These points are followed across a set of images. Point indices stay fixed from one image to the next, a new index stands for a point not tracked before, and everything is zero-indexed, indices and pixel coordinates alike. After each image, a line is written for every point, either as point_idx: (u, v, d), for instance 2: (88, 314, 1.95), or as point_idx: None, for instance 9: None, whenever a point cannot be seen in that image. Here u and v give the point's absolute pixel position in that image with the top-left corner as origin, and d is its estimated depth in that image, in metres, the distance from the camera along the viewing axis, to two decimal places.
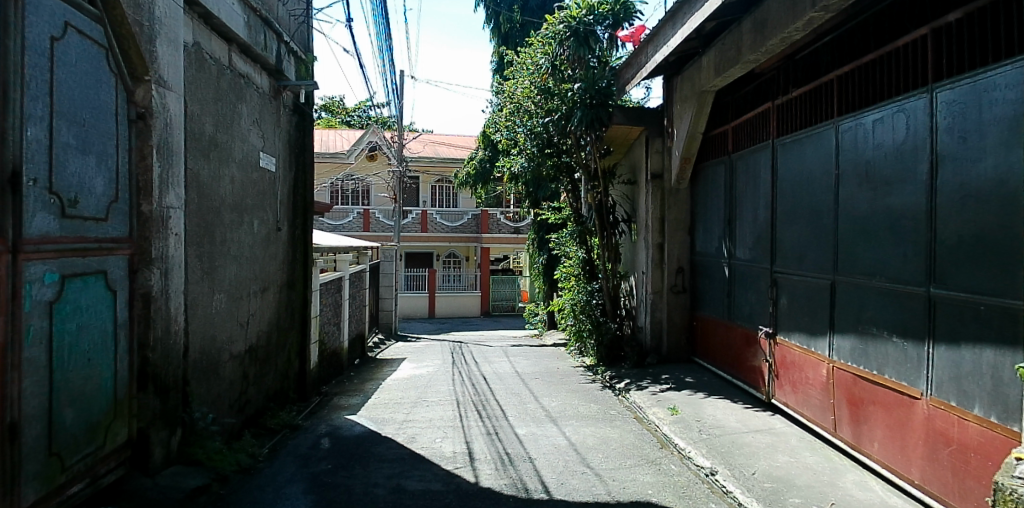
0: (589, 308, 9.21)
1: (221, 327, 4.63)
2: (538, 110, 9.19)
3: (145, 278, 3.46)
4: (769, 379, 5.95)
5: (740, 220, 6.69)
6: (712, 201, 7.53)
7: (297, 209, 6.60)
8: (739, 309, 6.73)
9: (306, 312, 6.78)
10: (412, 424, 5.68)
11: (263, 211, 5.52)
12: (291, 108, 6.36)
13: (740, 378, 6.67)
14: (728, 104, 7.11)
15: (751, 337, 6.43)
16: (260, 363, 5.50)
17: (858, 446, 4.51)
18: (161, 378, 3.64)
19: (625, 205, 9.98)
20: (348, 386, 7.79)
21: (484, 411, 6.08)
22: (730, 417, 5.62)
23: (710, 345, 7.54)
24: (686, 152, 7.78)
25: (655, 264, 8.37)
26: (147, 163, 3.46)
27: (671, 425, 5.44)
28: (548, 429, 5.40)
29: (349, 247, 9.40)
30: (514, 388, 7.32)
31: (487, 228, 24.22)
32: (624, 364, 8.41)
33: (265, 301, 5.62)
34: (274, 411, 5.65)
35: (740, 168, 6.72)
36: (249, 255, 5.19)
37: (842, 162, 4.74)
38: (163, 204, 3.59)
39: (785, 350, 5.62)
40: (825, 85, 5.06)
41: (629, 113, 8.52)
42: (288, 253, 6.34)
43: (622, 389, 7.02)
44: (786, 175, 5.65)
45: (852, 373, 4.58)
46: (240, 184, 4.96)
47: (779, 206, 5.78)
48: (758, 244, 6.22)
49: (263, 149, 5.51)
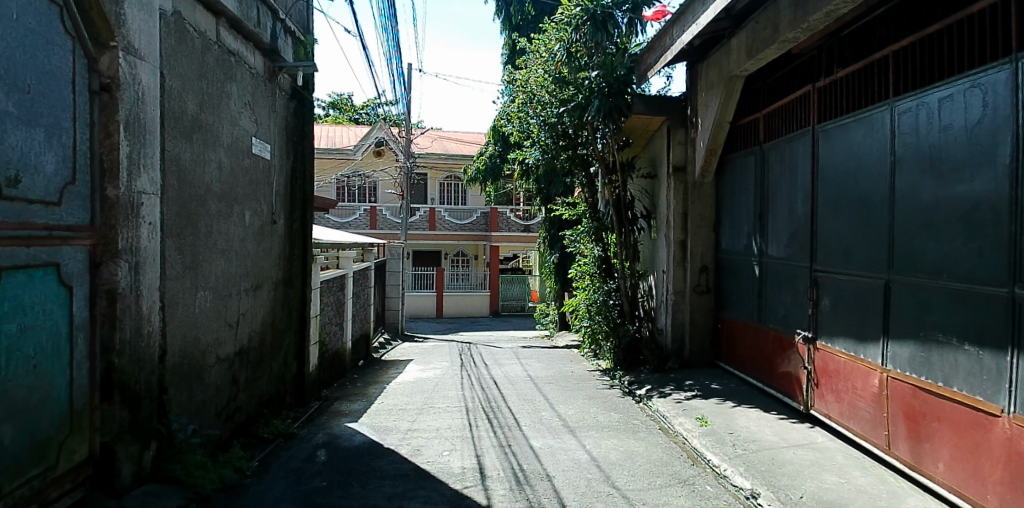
0: (605, 308, 8.78)
1: (206, 328, 4.19)
2: (552, 100, 8.79)
3: (112, 272, 3.02)
4: (807, 388, 5.43)
5: (773, 215, 6.18)
6: (740, 194, 7.01)
7: (296, 201, 6.17)
8: (772, 311, 6.22)
9: (304, 311, 6.33)
10: (417, 434, 5.21)
11: (256, 202, 5.08)
12: (289, 92, 5.93)
13: (773, 386, 6.15)
14: (761, 90, 6.59)
15: (785, 341, 5.91)
16: (252, 366, 5.06)
17: (918, 467, 3.97)
18: (131, 385, 3.19)
19: (644, 200, 9.46)
20: (351, 389, 7.35)
21: (496, 419, 5.61)
22: (766, 430, 5.12)
23: (738, 349, 7.02)
24: (713, 143, 7.26)
25: (677, 262, 7.87)
26: (113, 142, 3.01)
27: (702, 438, 4.95)
28: (566, 441, 4.91)
29: (353, 243, 8.96)
30: (527, 394, 6.84)
31: (496, 226, 23.79)
32: (643, 368, 7.92)
33: (258, 299, 5.17)
34: (267, 419, 5.20)
35: (774, 159, 6.20)
36: (239, 249, 4.75)
37: (900, 147, 4.22)
38: (132, 188, 3.15)
39: (828, 357, 5.08)
40: (878, 63, 4.53)
41: (650, 102, 8.00)
42: (285, 248, 5.90)
43: (643, 397, 6.53)
44: (829, 164, 5.13)
45: (910, 384, 4.03)
46: (229, 171, 4.52)
47: (820, 198, 5.26)
48: (795, 240, 5.70)
49: (256, 134, 5.06)
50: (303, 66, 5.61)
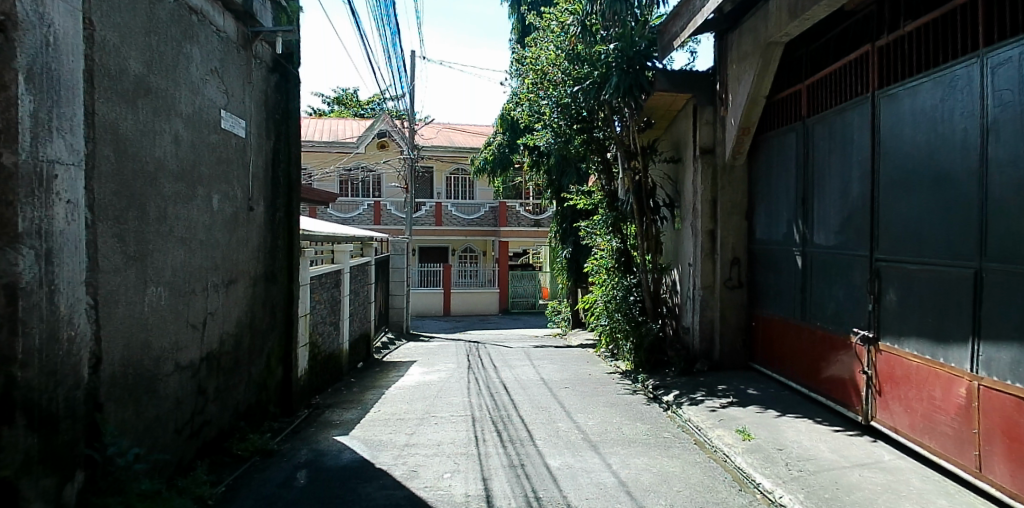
0: (625, 306, 8.02)
1: (161, 330, 3.51)
2: (564, 78, 8.00)
3: (10, 262, 2.33)
4: (868, 396, 4.68)
5: (822, 197, 5.42)
6: (779, 176, 6.24)
7: (279, 187, 5.51)
8: (820, 306, 5.47)
9: (291, 310, 5.67)
10: (416, 450, 4.49)
11: (226, 185, 4.40)
12: (270, 65, 5.27)
13: (822, 392, 5.39)
14: (804, 58, 5.83)
15: (838, 342, 5.15)
16: (225, 374, 4.40)
17: (1021, 496, 3.15)
18: (41, 404, 2.49)
19: (666, 186, 8.70)
20: (346, 395, 6.69)
21: (505, 432, 4.91)
22: (820, 446, 4.38)
23: (777, 349, 6.28)
24: (745, 122, 6.52)
25: (705, 254, 7.12)
26: (9, 95, 2.30)
27: (747, 455, 4.22)
28: (588, 459, 4.19)
29: (350, 236, 8.26)
30: (540, 401, 6.13)
31: (505, 221, 22.96)
32: (669, 370, 7.20)
33: (231, 297, 4.51)
34: (244, 434, 4.53)
35: (821, 135, 5.45)
36: (206, 238, 4.08)
37: (994, 107, 3.43)
38: (38, 156, 2.45)
39: (896, 361, 4.33)
40: (959, 9, 3.75)
41: (674, 77, 7.24)
42: (267, 238, 5.24)
43: (671, 403, 5.81)
44: (894, 134, 4.37)
45: (1011, 395, 3.24)
46: (190, 147, 3.84)
47: (882, 175, 4.50)
48: (849, 225, 4.95)
49: (226, 107, 4.38)
50: (282, 33, 4.93)
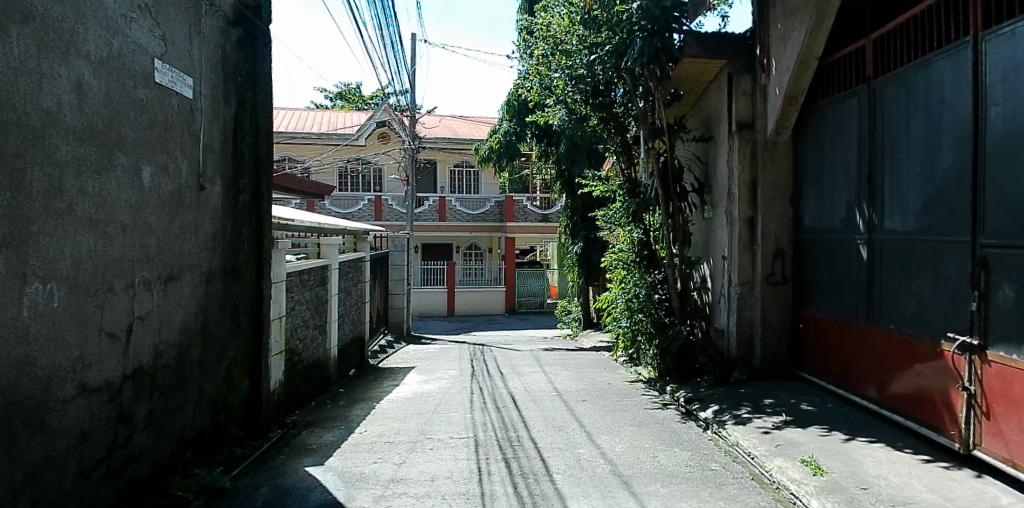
0: (650, 305, 6.98)
1: (54, 343, 2.61)
2: (579, 47, 7.10)
3: None
4: (969, 419, 3.71)
5: (898, 175, 4.48)
6: (836, 151, 5.29)
7: (244, 165, 4.64)
8: (893, 305, 4.54)
9: (260, 312, 4.78)
10: (403, 489, 3.57)
11: (163, 155, 3.52)
12: (230, 17, 4.41)
13: (900, 412, 4.43)
14: (868, 8, 4.90)
15: (923, 351, 4.20)
16: (161, 393, 3.50)
17: None
18: None
19: (695, 169, 7.78)
20: (329, 411, 5.81)
21: (516, 463, 3.99)
22: (913, 484, 3.42)
23: (834, 355, 5.33)
24: (792, 90, 5.61)
25: (742, 245, 6.19)
26: None
27: (824, 497, 3.27)
28: (621, 504, 3.26)
29: (339, 227, 7.32)
30: (554, 418, 5.22)
31: (512, 216, 22.10)
32: (701, 379, 6.29)
33: (171, 298, 3.62)
34: (189, 469, 3.66)
35: (897, 96, 4.50)
36: (132, 223, 3.20)
37: None
38: None
39: (1014, 376, 3.33)
40: None
41: (705, 41, 6.28)
42: (226, 226, 4.35)
43: (711, 422, 4.89)
44: (1007, 86, 3.41)
45: None
46: (104, 102, 2.96)
47: (990, 140, 3.55)
48: (939, 205, 4.01)
49: (162, 58, 3.49)
50: None
